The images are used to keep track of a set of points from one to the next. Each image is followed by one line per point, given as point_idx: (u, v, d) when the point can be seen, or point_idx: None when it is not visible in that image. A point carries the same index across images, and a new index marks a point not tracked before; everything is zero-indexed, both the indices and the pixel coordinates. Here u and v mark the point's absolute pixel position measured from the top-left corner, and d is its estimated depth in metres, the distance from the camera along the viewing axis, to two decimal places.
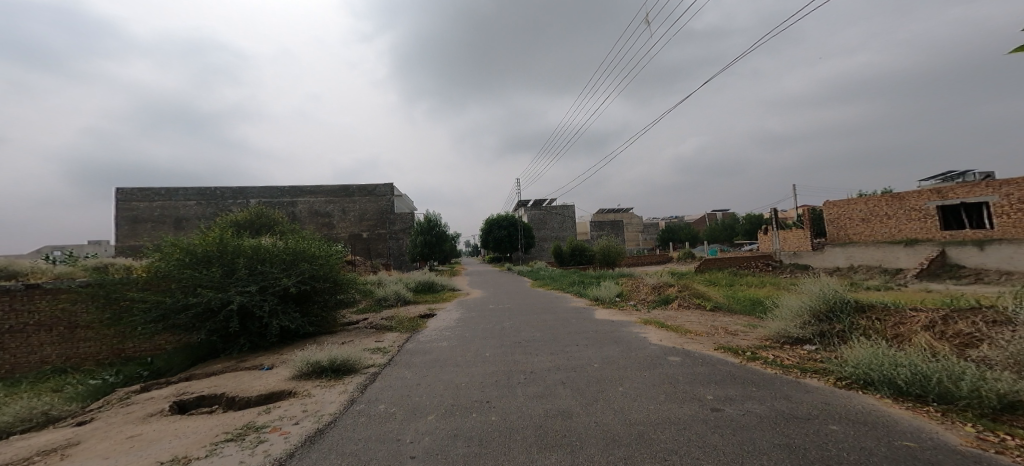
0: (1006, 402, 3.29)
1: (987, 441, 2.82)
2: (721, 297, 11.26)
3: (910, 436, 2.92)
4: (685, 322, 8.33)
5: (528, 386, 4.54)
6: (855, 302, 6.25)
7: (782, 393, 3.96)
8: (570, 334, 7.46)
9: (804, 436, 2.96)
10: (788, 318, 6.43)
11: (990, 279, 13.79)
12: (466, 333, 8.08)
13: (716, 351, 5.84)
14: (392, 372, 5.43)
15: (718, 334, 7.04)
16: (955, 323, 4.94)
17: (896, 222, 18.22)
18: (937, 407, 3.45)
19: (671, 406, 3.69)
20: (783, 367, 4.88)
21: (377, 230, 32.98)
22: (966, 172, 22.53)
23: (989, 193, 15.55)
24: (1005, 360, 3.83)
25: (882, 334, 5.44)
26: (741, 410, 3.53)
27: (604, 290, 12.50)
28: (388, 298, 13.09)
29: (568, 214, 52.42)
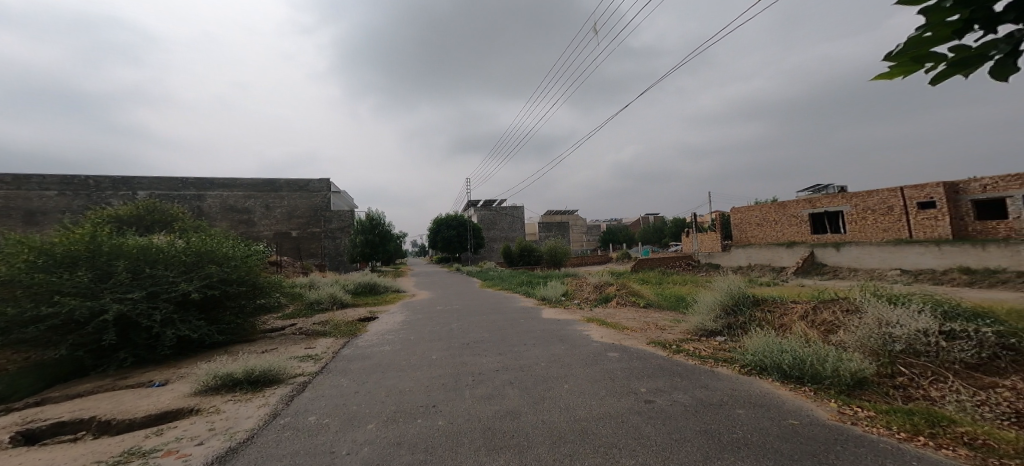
0: (857, 379, 3.98)
1: (845, 414, 3.38)
2: (651, 294, 12.08)
3: (794, 414, 3.40)
4: (622, 319, 8.84)
5: (476, 388, 4.47)
6: (753, 297, 7.12)
7: (701, 382, 4.38)
8: (518, 334, 7.53)
9: (719, 422, 3.29)
10: (704, 312, 7.08)
11: (844, 275, 16.60)
12: (410, 336, 7.79)
13: (649, 345, 6.27)
14: (324, 380, 5.05)
15: (650, 329, 7.58)
16: (821, 313, 5.85)
17: (778, 227, 21.16)
18: (810, 386, 4.04)
19: (610, 401, 3.89)
20: (701, 358, 5.40)
21: (307, 228, 30.42)
22: (828, 186, 26.24)
23: (843, 203, 18.49)
24: (855, 343, 4.63)
25: (772, 324, 6.25)
26: (669, 400, 3.84)
27: (550, 290, 12.78)
28: (322, 302, 12.15)
29: (517, 215, 52.52)
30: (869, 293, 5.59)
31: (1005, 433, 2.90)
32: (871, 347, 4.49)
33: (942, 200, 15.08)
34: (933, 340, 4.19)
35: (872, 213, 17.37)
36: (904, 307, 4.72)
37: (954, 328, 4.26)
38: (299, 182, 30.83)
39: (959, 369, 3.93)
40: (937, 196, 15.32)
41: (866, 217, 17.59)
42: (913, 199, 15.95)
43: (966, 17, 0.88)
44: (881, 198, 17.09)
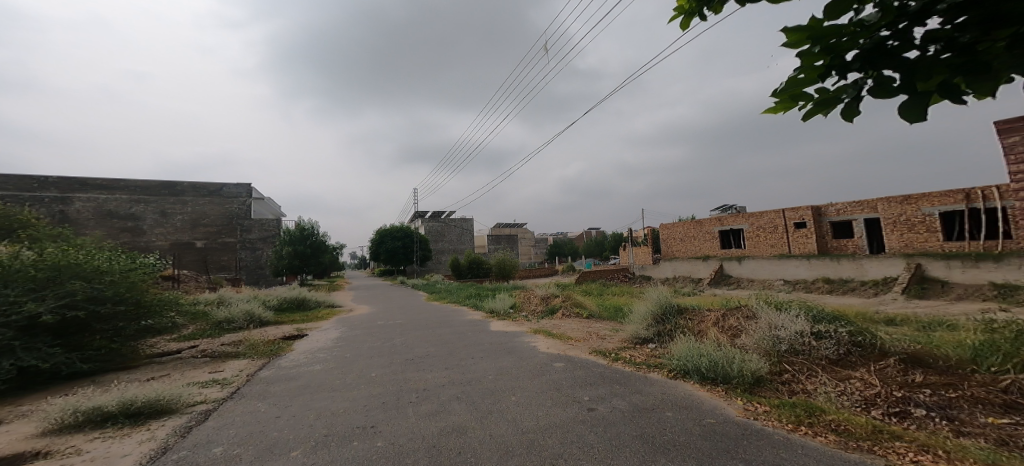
0: (756, 377, 4.50)
1: (750, 410, 3.80)
2: (593, 305, 12.44)
3: (710, 414, 3.75)
4: (567, 329, 9.05)
5: (421, 405, 4.30)
6: (678, 306, 7.74)
7: (636, 388, 4.64)
8: (466, 347, 7.38)
9: (651, 426, 3.50)
10: (639, 321, 7.52)
11: (742, 284, 18.73)
12: (346, 353, 7.32)
13: (591, 354, 6.49)
14: (235, 407, 4.57)
15: (592, 339, 7.85)
16: (728, 319, 6.55)
17: (697, 242, 23.17)
18: (722, 387, 4.47)
19: (555, 411, 3.96)
20: (636, 364, 5.71)
21: (217, 239, 27.14)
22: (730, 207, 29.54)
23: (742, 222, 20.90)
24: (754, 345, 5.22)
25: (692, 330, 6.84)
26: (610, 407, 4.01)
27: (499, 302, 12.72)
28: (234, 321, 10.97)
29: (466, 227, 51.66)
30: (764, 300, 6.39)
31: (859, 418, 3.44)
32: (766, 349, 5.09)
33: (810, 221, 17.94)
34: (809, 340, 4.87)
35: (762, 231, 19.93)
36: (786, 313, 5.47)
37: (821, 329, 4.97)
38: (207, 187, 28.01)
39: (825, 364, 4.60)
40: (806, 218, 18.18)
41: (758, 235, 20.11)
42: (790, 220, 18.76)
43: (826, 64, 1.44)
44: (769, 218, 19.63)
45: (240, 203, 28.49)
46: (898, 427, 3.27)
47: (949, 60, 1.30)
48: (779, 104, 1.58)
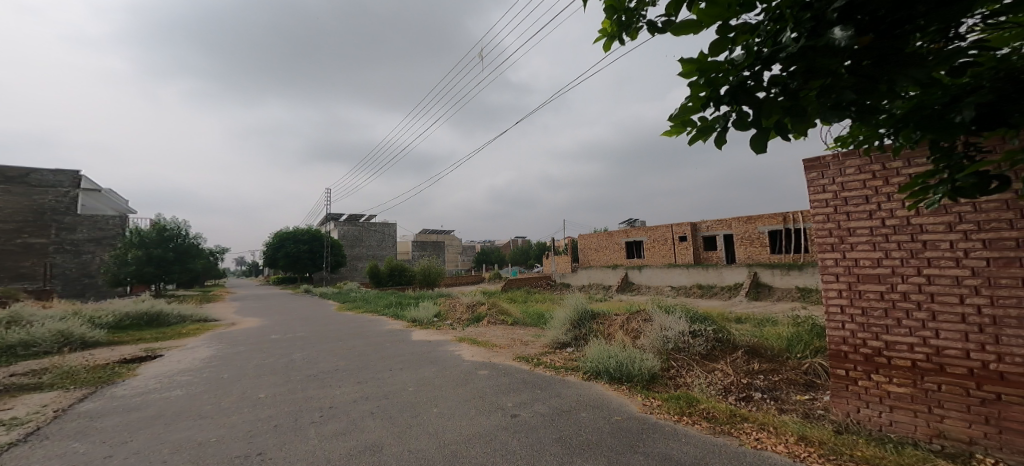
0: (651, 373, 4.97)
1: (648, 405, 4.18)
2: (519, 312, 12.62)
3: (618, 411, 4.04)
4: (492, 337, 9.04)
5: (325, 424, 3.99)
6: (592, 311, 8.27)
7: (555, 391, 4.81)
8: (383, 359, 7.00)
9: (568, 427, 3.66)
10: (560, 326, 7.81)
11: (641, 290, 20.63)
12: (222, 374, 6.42)
13: (513, 360, 6.56)
14: (33, 451, 3.60)
15: (516, 345, 7.93)
16: (630, 322, 7.18)
17: (609, 251, 24.93)
18: (625, 385, 4.84)
19: (478, 418, 3.94)
20: (556, 368, 5.91)
21: (12, 239, 20.65)
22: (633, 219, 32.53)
23: (641, 234, 23.08)
24: (650, 344, 5.77)
25: (603, 332, 7.34)
26: (532, 412, 4.08)
27: (422, 311, 12.30)
28: (40, 342, 8.80)
29: (387, 232, 49.42)
30: (656, 305, 7.16)
31: (721, 404, 4.01)
32: (660, 347, 5.65)
33: (689, 235, 20.59)
34: (687, 338, 5.55)
35: (655, 242, 22.20)
36: (672, 315, 6.22)
37: (695, 328, 5.72)
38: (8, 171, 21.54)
39: (698, 359, 5.26)
40: (686, 233, 20.82)
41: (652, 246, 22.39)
42: (675, 233, 21.32)
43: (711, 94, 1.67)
44: (661, 232, 21.92)
45: (58, 194, 22.71)
46: (745, 409, 3.89)
47: (783, 101, 1.60)
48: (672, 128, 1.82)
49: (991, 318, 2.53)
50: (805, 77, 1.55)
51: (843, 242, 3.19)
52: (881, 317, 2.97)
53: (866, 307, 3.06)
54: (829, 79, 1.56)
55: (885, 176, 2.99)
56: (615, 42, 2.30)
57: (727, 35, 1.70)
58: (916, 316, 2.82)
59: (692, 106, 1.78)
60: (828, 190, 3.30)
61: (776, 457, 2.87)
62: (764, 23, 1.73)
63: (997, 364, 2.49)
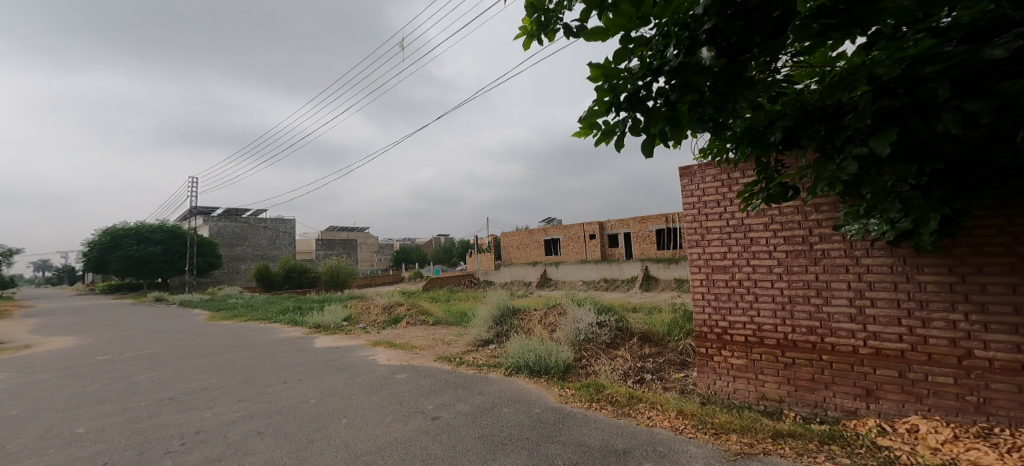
0: (567, 365, 5.26)
1: (563, 395, 4.41)
2: (441, 312, 12.46)
3: (537, 403, 4.21)
4: (411, 338, 8.80)
5: (194, 451, 3.50)
6: (513, 308, 8.49)
7: (477, 389, 4.84)
8: (275, 371, 6.41)
9: (491, 424, 3.72)
10: (482, 324, 7.82)
11: (558, 285, 21.57)
12: (17, 408, 4.96)
13: (434, 361, 6.47)
14: None
15: (437, 345, 7.82)
16: (548, 316, 7.50)
17: (529, 249, 25.68)
18: (545, 377, 5.05)
19: (399, 425, 3.83)
20: (478, 366, 5.96)
21: None
22: (551, 218, 34.01)
23: (558, 232, 24.15)
24: (565, 337, 6.09)
25: (523, 327, 7.55)
26: (453, 413, 4.07)
27: (329, 315, 11.42)
28: None
29: (286, 229, 45.30)
30: (572, 300, 7.59)
31: (622, 388, 4.40)
32: (574, 338, 5.99)
33: (598, 233, 22.10)
34: (595, 329, 5.99)
35: (570, 240, 23.42)
36: (585, 308, 6.66)
37: (602, 320, 6.22)
38: None
39: (603, 347, 5.72)
40: (596, 231, 22.35)
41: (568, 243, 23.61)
42: (587, 231, 22.69)
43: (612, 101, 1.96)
44: (575, 230, 23.19)
45: None
46: (640, 390, 4.33)
47: (665, 111, 1.89)
48: (583, 129, 2.21)
49: (789, 297, 3.37)
50: (682, 91, 1.84)
51: (700, 238, 3.88)
52: (726, 301, 3.70)
53: (716, 292, 3.78)
54: (697, 94, 1.88)
55: (728, 184, 3.66)
56: (534, 41, 2.55)
57: (627, 46, 1.89)
58: (746, 298, 3.59)
59: (597, 109, 2.06)
60: (690, 194, 3.90)
61: (662, 432, 3.26)
62: (656, 37, 1.94)
63: (794, 333, 3.31)
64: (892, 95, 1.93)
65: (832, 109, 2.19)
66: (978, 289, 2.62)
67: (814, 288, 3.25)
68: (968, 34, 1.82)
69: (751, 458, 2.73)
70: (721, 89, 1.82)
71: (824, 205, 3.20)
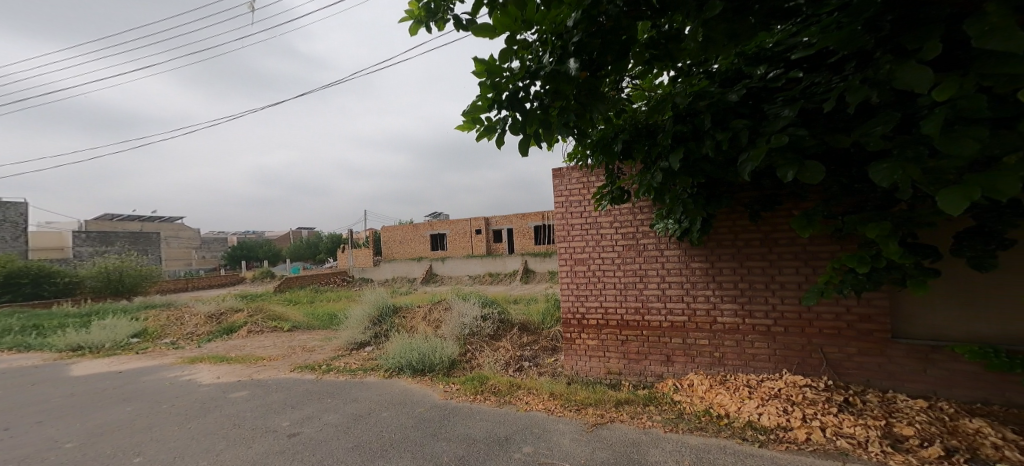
0: (453, 361, 5.22)
1: (450, 391, 4.36)
2: (300, 316, 11.05)
3: (424, 402, 4.12)
4: (256, 350, 7.69)
5: None
6: (394, 306, 8.12)
7: (350, 396, 4.50)
8: (22, 410, 4.74)
9: (368, 431, 3.51)
10: (356, 326, 7.26)
11: (444, 280, 21.33)
12: None
13: (292, 372, 5.78)
14: None
15: (295, 354, 7.01)
16: (433, 312, 7.40)
17: (412, 244, 24.89)
18: (430, 375, 4.93)
19: (239, 450, 3.32)
20: (349, 371, 5.54)
21: None
22: (439, 213, 33.58)
23: (445, 227, 23.97)
24: (451, 333, 5.98)
25: (405, 326, 7.28)
26: (317, 426, 3.70)
27: (100, 332, 8.51)
28: None
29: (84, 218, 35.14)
30: (458, 294, 7.64)
31: (504, 377, 4.55)
32: (461, 333, 5.97)
33: (485, 228, 22.57)
34: (480, 322, 6.10)
35: (455, 235, 23.49)
36: (472, 302, 6.77)
37: (487, 313, 6.37)
38: None
39: (487, 339, 5.87)
40: (482, 227, 22.80)
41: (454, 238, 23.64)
42: (474, 226, 22.99)
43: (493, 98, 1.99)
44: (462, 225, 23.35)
45: None
46: (520, 378, 4.52)
47: (539, 114, 2.01)
48: (466, 123, 2.20)
49: (624, 284, 4.03)
50: (553, 97, 1.99)
51: (563, 234, 4.32)
52: (583, 289, 4.21)
53: (575, 281, 4.26)
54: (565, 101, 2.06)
55: (587, 186, 4.15)
56: (421, 28, 2.45)
57: (511, 46, 1.96)
58: (596, 286, 4.15)
59: (480, 104, 2.09)
60: (561, 194, 4.29)
61: (537, 414, 3.48)
62: (536, 43, 2.06)
63: (627, 314, 4.00)
64: (683, 122, 2.67)
65: (650, 125, 2.96)
66: (719, 271, 3.63)
67: (638, 275, 3.96)
68: (724, 80, 2.74)
69: (603, 427, 3.13)
70: (582, 99, 2.04)
71: (646, 208, 3.90)
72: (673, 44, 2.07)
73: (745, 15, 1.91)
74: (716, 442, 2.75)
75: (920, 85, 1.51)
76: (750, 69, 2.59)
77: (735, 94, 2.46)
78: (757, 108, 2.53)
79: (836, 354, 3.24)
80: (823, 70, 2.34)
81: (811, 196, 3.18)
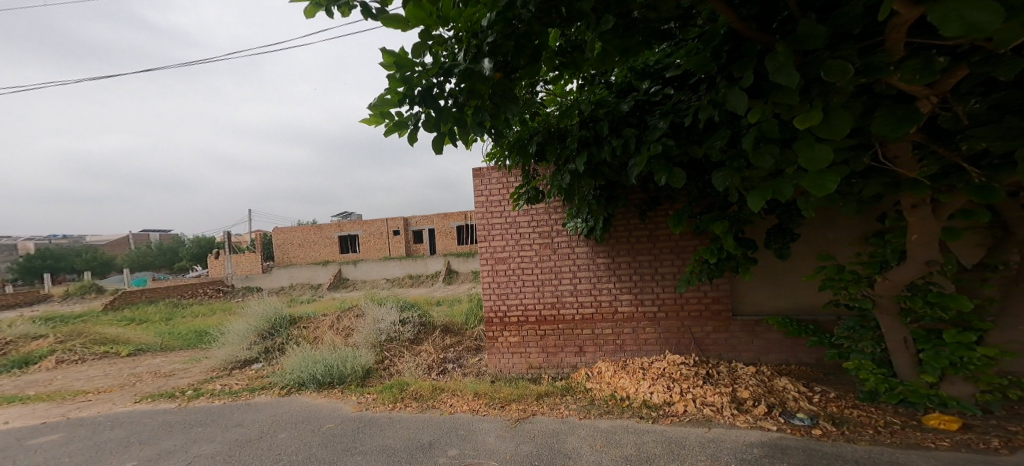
0: (366, 369, 4.97)
1: (363, 402, 4.17)
2: (151, 336, 9.15)
3: (330, 418, 3.83)
4: (71, 383, 6.05)
5: None
6: (289, 317, 7.37)
7: (231, 421, 3.96)
8: None
9: (259, 455, 3.19)
10: (236, 343, 6.43)
11: (359, 284, 19.98)
12: None
13: (140, 403, 4.76)
14: None
15: (145, 382, 5.75)
16: (341, 320, 6.95)
17: (317, 246, 22.97)
18: (340, 387, 4.63)
19: None
20: (231, 393, 4.83)
21: None
22: (350, 213, 31.46)
23: (358, 228, 22.64)
24: (365, 340, 5.69)
25: (307, 338, 6.72)
26: (186, 459, 3.20)
27: None
28: None
29: None
30: (371, 299, 7.33)
31: (425, 382, 4.49)
32: (376, 340, 5.71)
33: (404, 229, 21.79)
34: (398, 327, 5.91)
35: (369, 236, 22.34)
36: (387, 307, 6.52)
37: (406, 316, 6.20)
38: None
39: (407, 344, 5.71)
40: (400, 227, 21.99)
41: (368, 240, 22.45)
42: (391, 227, 22.06)
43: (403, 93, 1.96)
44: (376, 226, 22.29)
45: None
46: (443, 381, 4.49)
47: (454, 112, 2.05)
48: (374, 117, 2.13)
49: (541, 281, 4.23)
50: (468, 96, 2.04)
51: (484, 233, 4.37)
52: (504, 287, 4.32)
53: (496, 279, 4.34)
54: (479, 101, 2.12)
55: (508, 186, 4.28)
56: (321, 11, 2.26)
57: (425, 41, 1.94)
58: (515, 283, 4.29)
59: (391, 98, 2.05)
60: (481, 195, 4.35)
61: (463, 416, 3.49)
62: (452, 40, 2.08)
63: (544, 309, 4.22)
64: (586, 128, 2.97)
65: (561, 129, 3.23)
66: (618, 265, 4.04)
67: (552, 271, 4.20)
68: (619, 90, 3.15)
69: (525, 421, 3.26)
70: (496, 99, 2.13)
71: (558, 207, 4.15)
72: (578, 53, 2.31)
73: (632, 33, 2.20)
74: (620, 423, 3.05)
75: (739, 107, 1.93)
76: (637, 82, 2.98)
77: (626, 105, 2.85)
78: (642, 118, 2.94)
79: (699, 332, 3.92)
80: (687, 88, 2.80)
81: (684, 197, 3.75)
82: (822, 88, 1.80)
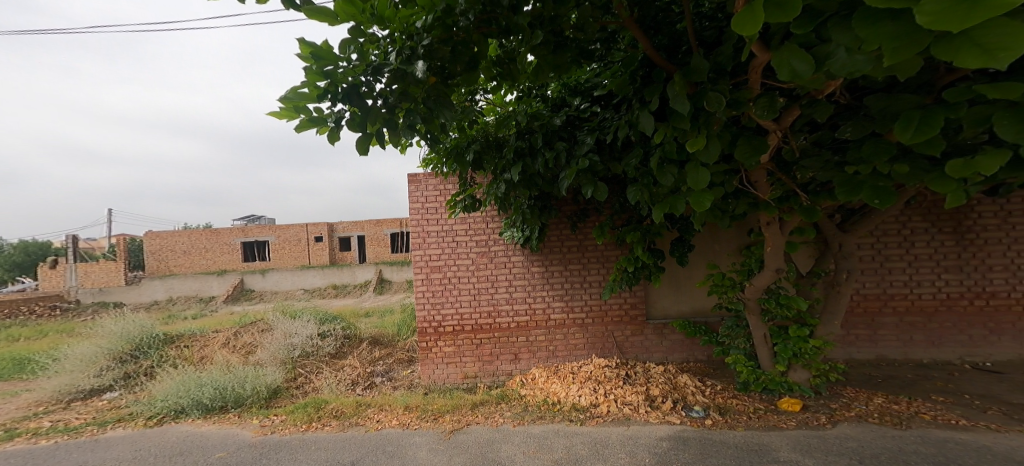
0: (272, 389, 4.43)
1: (267, 425, 3.72)
2: None
3: (219, 447, 3.36)
4: None
5: None
6: (161, 336, 6.20)
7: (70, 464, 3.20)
8: None
9: None
10: (76, 368, 5.09)
11: (269, 296, 18.00)
12: None
13: None
14: None
15: None
16: (239, 337, 6.19)
17: (211, 254, 20.33)
18: (235, 412, 4.03)
19: None
20: (70, 429, 3.86)
21: None
22: (262, 216, 28.24)
23: (269, 234, 20.64)
24: (274, 358, 5.12)
25: (190, 359, 5.79)
26: None
27: None
28: None
29: None
30: (280, 313, 6.68)
31: (348, 398, 4.19)
32: (284, 357, 5.18)
33: (328, 236, 20.30)
34: (315, 341, 5.46)
35: (281, 243, 20.49)
36: (300, 320, 5.98)
37: (325, 330, 5.78)
38: None
39: (327, 359, 5.32)
40: (324, 233, 20.44)
41: (281, 248, 20.54)
42: (312, 234, 20.42)
43: (325, 89, 1.85)
44: (291, 232, 20.55)
45: None
46: (368, 396, 4.24)
47: (384, 113, 2.01)
48: (285, 111, 1.95)
49: (477, 290, 4.21)
50: (400, 98, 1.99)
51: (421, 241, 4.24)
52: (439, 296, 4.22)
53: (431, 289, 4.23)
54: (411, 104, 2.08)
55: (446, 192, 4.21)
56: None
57: (355, 37, 1.85)
58: (451, 292, 4.22)
59: (308, 93, 1.91)
60: (417, 200, 4.22)
61: (393, 431, 3.34)
62: (385, 39, 2.00)
63: (480, 318, 4.21)
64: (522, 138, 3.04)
65: (498, 138, 3.26)
66: (551, 273, 4.17)
67: (488, 280, 4.21)
68: (556, 104, 3.26)
69: (460, 432, 3.20)
70: (429, 103, 2.11)
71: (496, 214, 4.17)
72: (514, 65, 2.38)
73: (562, 50, 2.34)
74: (552, 428, 3.13)
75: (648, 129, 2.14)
76: (569, 98, 3.13)
77: (558, 119, 2.97)
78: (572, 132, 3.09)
79: (620, 336, 4.17)
80: (611, 107, 3.01)
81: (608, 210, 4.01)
82: (705, 118, 2.07)
